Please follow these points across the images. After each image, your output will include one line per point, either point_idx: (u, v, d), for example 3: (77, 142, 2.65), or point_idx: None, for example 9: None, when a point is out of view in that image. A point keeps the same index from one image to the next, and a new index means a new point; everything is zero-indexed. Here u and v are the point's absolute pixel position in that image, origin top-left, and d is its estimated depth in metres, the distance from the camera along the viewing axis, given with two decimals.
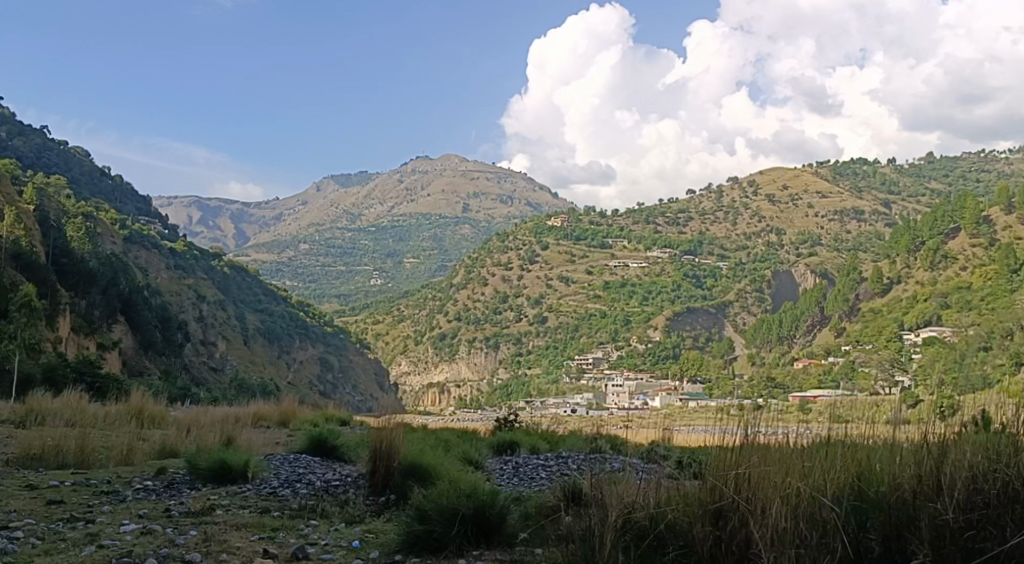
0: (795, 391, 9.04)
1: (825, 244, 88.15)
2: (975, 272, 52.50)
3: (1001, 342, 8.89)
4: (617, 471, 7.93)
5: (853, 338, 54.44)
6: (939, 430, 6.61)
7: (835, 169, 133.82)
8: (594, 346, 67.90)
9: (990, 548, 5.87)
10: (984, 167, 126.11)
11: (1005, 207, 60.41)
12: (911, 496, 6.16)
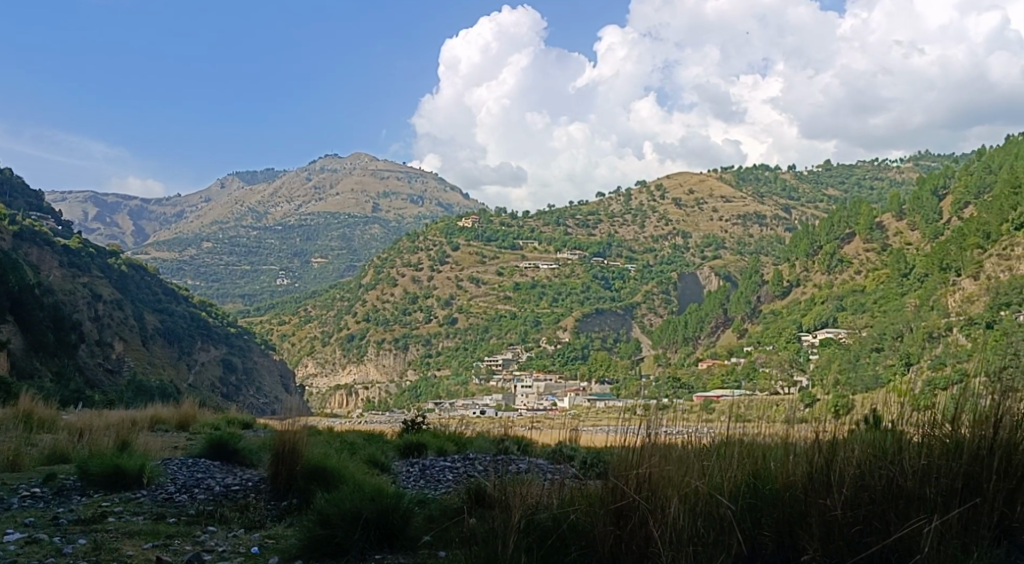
0: (699, 391, 9.18)
1: (729, 248, 90.95)
2: (869, 276, 55.44)
3: (892, 342, 9.25)
4: (523, 473, 7.97)
5: (753, 339, 56.29)
6: (834, 428, 6.77)
7: (737, 176, 137.88)
8: (504, 347, 68.03)
9: (876, 542, 6.07)
10: (876, 178, 132.72)
11: (896, 214, 64.31)
12: (805, 492, 6.32)
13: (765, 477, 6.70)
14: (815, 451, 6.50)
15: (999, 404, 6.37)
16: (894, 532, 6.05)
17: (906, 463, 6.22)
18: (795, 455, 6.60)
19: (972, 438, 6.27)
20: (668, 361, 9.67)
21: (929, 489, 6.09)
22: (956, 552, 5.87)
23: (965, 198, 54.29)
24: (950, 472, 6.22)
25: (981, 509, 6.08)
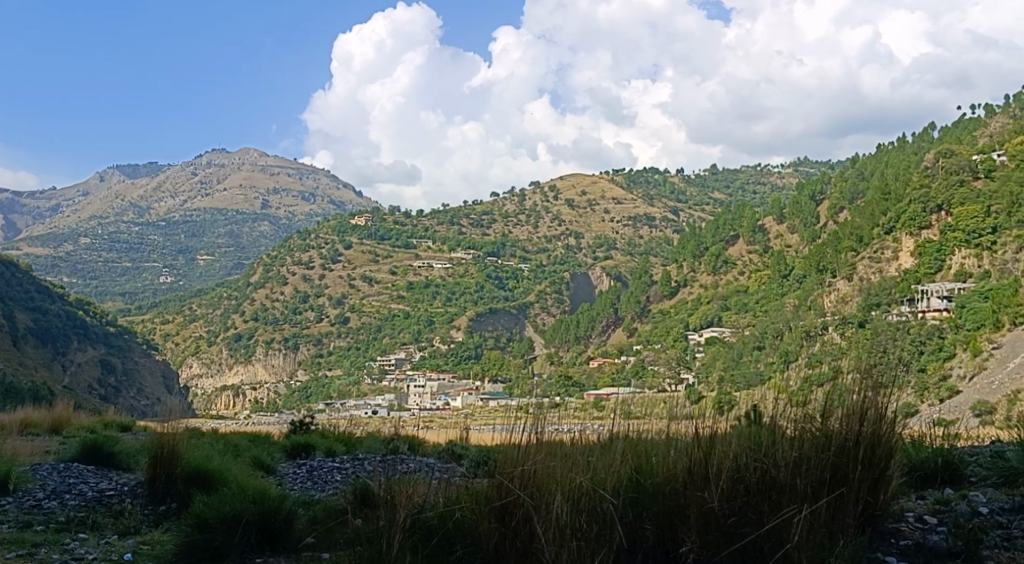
0: (589, 389, 9.32)
1: (619, 250, 93.99)
2: (752, 277, 59.57)
3: (772, 339, 9.59)
4: (412, 472, 7.94)
5: (642, 337, 58.17)
6: (716, 424, 6.92)
7: (627, 179, 142.28)
8: (396, 347, 66.82)
9: (749, 532, 6.22)
10: (756, 186, 140.62)
11: (777, 217, 69.40)
12: (684, 486, 6.43)
13: (648, 473, 6.80)
14: (695, 445, 6.61)
15: (867, 399, 6.66)
16: (767, 523, 6.20)
17: (780, 455, 6.38)
18: (675, 448, 6.72)
19: (840, 432, 6.50)
20: (561, 360, 9.78)
21: (799, 480, 6.25)
22: (823, 539, 6.06)
23: (840, 203, 61.33)
24: (825, 464, 6.43)
25: (846, 498, 6.33)
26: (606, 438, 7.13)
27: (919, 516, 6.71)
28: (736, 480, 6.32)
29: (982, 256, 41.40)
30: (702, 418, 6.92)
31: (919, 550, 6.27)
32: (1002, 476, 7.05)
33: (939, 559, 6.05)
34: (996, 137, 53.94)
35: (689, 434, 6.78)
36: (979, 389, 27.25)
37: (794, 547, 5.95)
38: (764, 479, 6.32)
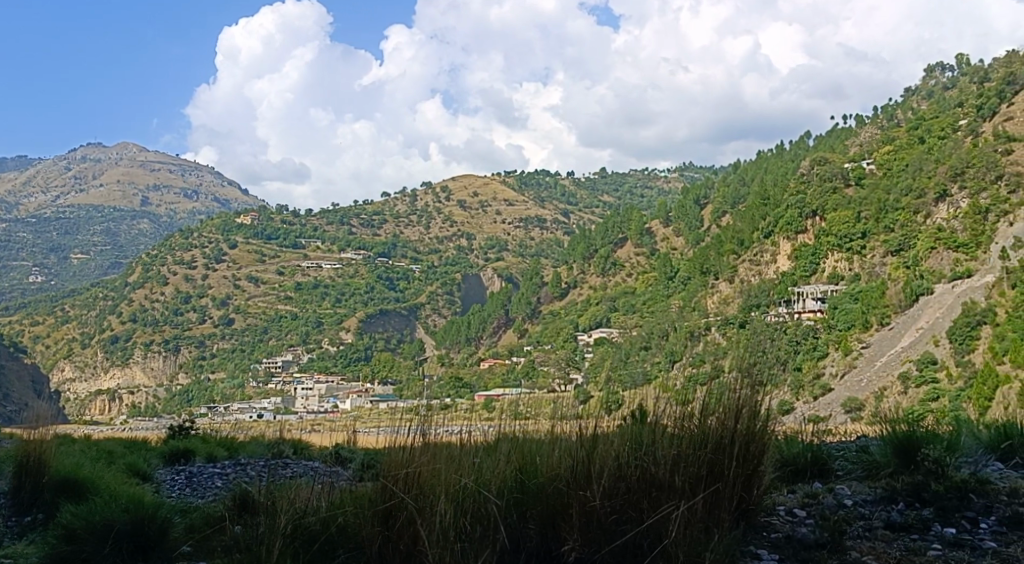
0: (480, 390, 9.35)
1: (510, 252, 96.50)
2: (639, 278, 63.82)
3: (657, 340, 9.79)
4: (296, 477, 7.78)
5: (533, 337, 60.81)
6: (603, 423, 6.91)
7: (518, 181, 145.02)
8: (283, 350, 64.54)
9: (629, 528, 6.25)
10: (643, 192, 146.96)
11: (663, 220, 73.27)
12: (566, 484, 6.42)
13: (533, 473, 6.76)
14: (578, 446, 6.63)
15: (744, 396, 6.84)
16: (647, 518, 6.25)
17: (660, 452, 6.44)
18: (561, 448, 6.71)
19: (717, 429, 6.63)
20: (452, 361, 9.77)
21: (678, 477, 6.31)
22: (699, 533, 6.15)
23: (722, 208, 64.79)
24: (706, 462, 6.53)
25: (722, 493, 6.47)
26: (495, 438, 7.08)
27: (791, 510, 6.96)
28: (617, 479, 6.34)
29: (851, 260, 46.29)
30: (592, 418, 6.93)
31: (789, 540, 6.47)
32: (867, 469, 7.40)
33: (809, 549, 6.20)
34: (866, 147, 59.06)
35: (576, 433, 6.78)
36: (849, 386, 32.25)
37: (672, 542, 5.99)
38: (643, 476, 6.37)
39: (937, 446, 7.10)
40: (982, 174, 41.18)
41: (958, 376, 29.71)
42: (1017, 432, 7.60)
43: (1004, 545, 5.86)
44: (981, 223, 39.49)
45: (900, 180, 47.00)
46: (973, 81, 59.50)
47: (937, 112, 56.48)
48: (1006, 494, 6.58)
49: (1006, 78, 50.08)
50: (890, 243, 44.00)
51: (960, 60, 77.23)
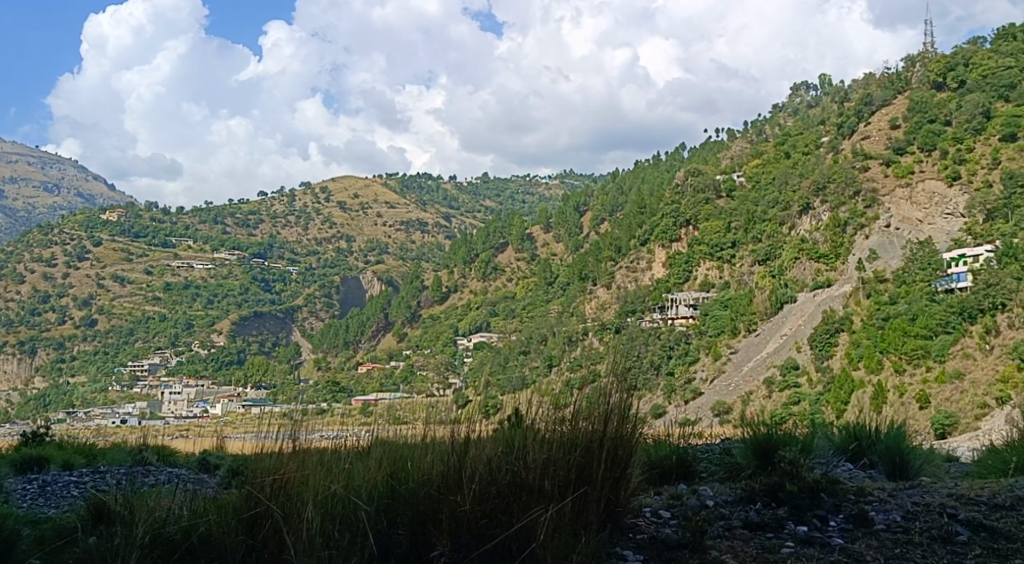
0: (357, 395, 9.17)
1: (391, 255, 98.98)
2: (519, 283, 68.08)
3: (536, 345, 9.82)
4: (159, 485, 7.50)
5: (412, 341, 61.13)
6: (478, 427, 6.53)
7: (399, 186, 147.18)
8: (152, 353, 58.50)
9: (502, 532, 5.91)
10: (523, 204, 154.79)
11: (544, 226, 79.69)
12: (438, 488, 6.03)
13: (403, 477, 6.31)
14: (450, 449, 6.20)
15: (616, 400, 6.61)
16: (518, 521, 5.93)
17: (531, 456, 6.13)
18: (434, 453, 6.28)
19: (588, 435, 6.35)
20: (329, 365, 9.65)
21: (547, 481, 6.01)
22: (569, 535, 5.90)
23: (601, 215, 72.74)
24: (577, 467, 6.24)
25: (590, 496, 6.22)
26: (368, 443, 6.70)
27: (656, 512, 7.06)
28: (489, 481, 6.01)
29: (722, 268, 51.03)
30: (467, 422, 6.55)
31: (654, 541, 6.46)
32: (728, 471, 7.66)
33: (671, 551, 6.25)
34: (736, 159, 63.53)
35: (449, 435, 6.36)
36: (720, 388, 35.80)
37: (541, 546, 5.73)
38: (514, 479, 6.05)
39: (791, 448, 7.41)
40: (841, 190, 46.43)
41: (818, 380, 33.18)
42: (865, 433, 8.04)
43: (850, 542, 6.12)
44: (841, 235, 44.70)
45: (768, 192, 51.95)
46: (833, 101, 64.93)
47: (801, 129, 61.36)
48: (854, 493, 6.93)
49: (863, 98, 55.13)
50: (757, 253, 48.92)
51: (824, 79, 83.28)
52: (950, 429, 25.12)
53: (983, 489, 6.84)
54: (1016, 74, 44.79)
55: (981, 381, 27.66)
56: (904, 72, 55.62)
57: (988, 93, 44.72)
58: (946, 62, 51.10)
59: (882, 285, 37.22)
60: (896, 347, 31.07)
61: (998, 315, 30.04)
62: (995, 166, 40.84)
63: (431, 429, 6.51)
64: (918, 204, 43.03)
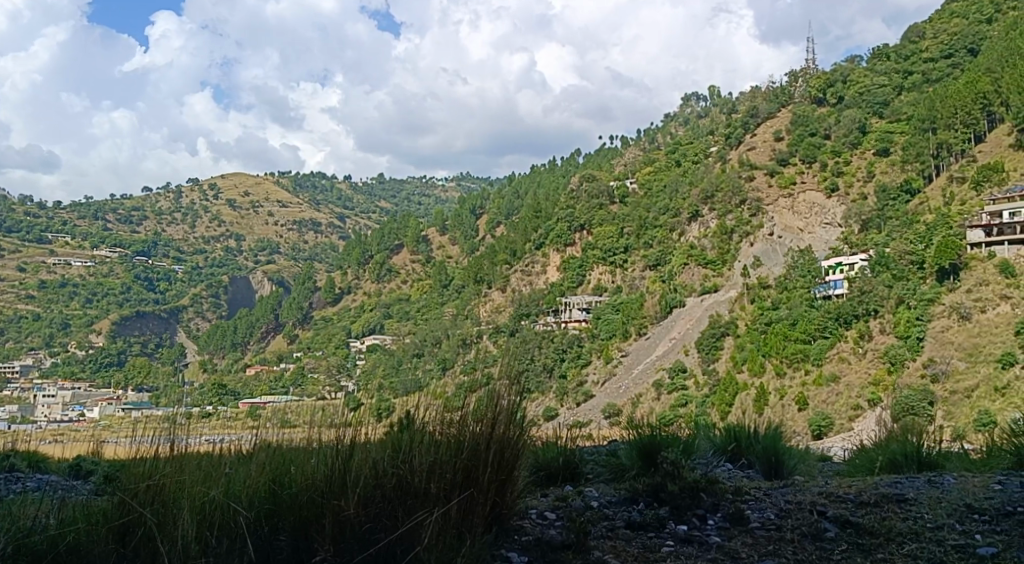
0: (245, 398, 8.87)
1: (282, 255, 98.71)
2: (413, 286, 68.93)
3: (430, 349, 9.70)
4: (33, 491, 7.16)
5: (304, 343, 59.89)
6: (370, 430, 5.41)
7: (291, 185, 146.08)
8: (22, 353, 51.83)
9: (384, 537, 4.80)
10: (417, 204, 157.46)
11: (439, 228, 81.96)
12: (322, 492, 4.88)
13: (286, 483, 5.08)
14: (335, 453, 5.07)
15: (511, 401, 5.51)
16: (401, 526, 4.83)
17: (417, 458, 5.02)
18: (320, 456, 5.10)
19: (474, 436, 5.24)
20: (215, 368, 9.39)
21: (433, 485, 4.93)
22: (454, 539, 4.84)
23: (497, 218, 76.64)
24: (468, 470, 5.11)
25: (477, 500, 5.07)
26: (252, 448, 5.43)
27: (541, 513, 6.82)
28: (373, 485, 4.91)
29: (615, 272, 52.03)
30: (359, 426, 5.40)
31: (540, 545, 6.04)
32: (614, 472, 7.77)
33: (555, 551, 5.98)
34: (629, 167, 66.47)
35: (335, 438, 5.21)
36: (610, 391, 36.97)
37: (424, 549, 4.67)
38: (399, 483, 4.96)
39: (673, 449, 7.61)
40: (728, 198, 48.33)
41: (704, 384, 34.33)
42: (744, 434, 8.34)
43: (726, 540, 6.21)
44: (727, 242, 46.53)
45: (660, 199, 53.96)
46: (721, 112, 68.26)
47: (691, 139, 64.95)
48: (731, 492, 7.10)
49: (749, 110, 57.92)
50: (648, 258, 50.25)
51: (711, 92, 87.98)
52: (827, 430, 26.29)
53: (850, 487, 7.14)
54: (888, 91, 50.00)
55: (854, 384, 28.89)
56: (788, 86, 58.93)
57: (864, 109, 49.12)
58: (827, 78, 55.50)
59: (766, 291, 39.09)
60: (777, 351, 32.69)
61: (872, 320, 31.55)
62: (870, 179, 43.70)
63: (319, 433, 5.30)
64: (800, 213, 45.98)
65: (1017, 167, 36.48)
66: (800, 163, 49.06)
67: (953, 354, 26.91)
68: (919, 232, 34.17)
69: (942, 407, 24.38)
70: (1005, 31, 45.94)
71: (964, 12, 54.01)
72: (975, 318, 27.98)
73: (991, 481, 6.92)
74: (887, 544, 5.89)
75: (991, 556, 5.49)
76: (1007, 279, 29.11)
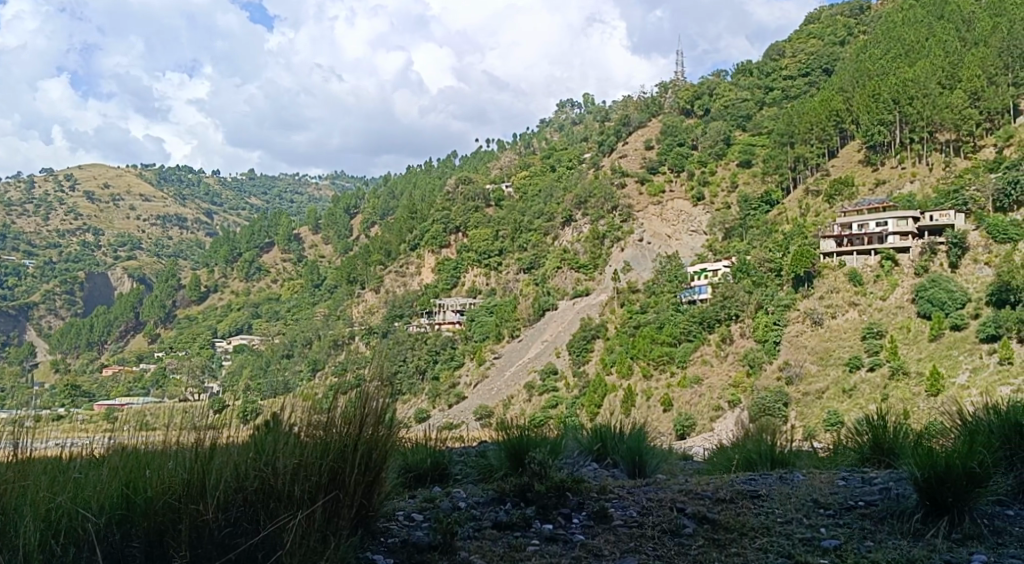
0: (100, 399, 8.43)
1: (144, 251, 94.89)
2: (284, 286, 67.75)
3: (299, 348, 9.49)
4: None
5: (166, 342, 57.64)
6: (233, 434, 5.03)
7: (155, 179, 140.31)
8: None
9: (244, 542, 4.48)
10: (290, 203, 154.83)
11: (312, 227, 81.11)
12: (178, 497, 4.45)
13: (142, 486, 4.61)
14: (192, 457, 4.66)
15: (378, 404, 5.31)
16: (263, 529, 4.54)
17: (278, 460, 4.72)
18: (178, 457, 4.67)
19: (341, 439, 5.01)
20: (67, 369, 8.87)
21: (297, 486, 4.66)
22: (317, 543, 4.60)
23: (371, 219, 76.40)
24: (332, 470, 4.87)
25: (342, 501, 4.88)
26: (105, 452, 4.95)
27: (409, 515, 6.73)
28: (234, 488, 4.57)
29: (489, 275, 52.27)
30: (222, 428, 5.00)
31: (405, 548, 5.94)
32: (483, 472, 7.82)
33: (421, 553, 5.91)
34: (505, 170, 67.61)
35: (195, 441, 4.80)
36: (483, 393, 37.44)
37: (285, 554, 4.41)
38: (262, 485, 4.64)
39: (541, 449, 7.69)
40: (601, 204, 49.69)
41: (574, 385, 34.97)
42: (610, 434, 8.54)
43: (590, 538, 6.29)
44: (599, 247, 47.48)
45: (534, 205, 55.14)
46: (594, 120, 70.28)
47: (565, 145, 66.65)
48: (595, 490, 7.22)
49: (622, 118, 59.68)
50: (523, 261, 50.90)
51: (586, 101, 90.66)
52: (689, 430, 27.36)
53: (708, 485, 7.41)
54: (750, 106, 52.62)
55: (716, 385, 30.22)
56: (658, 97, 61.10)
57: (729, 122, 51.88)
58: (695, 92, 57.89)
59: (635, 295, 40.44)
60: (644, 354, 33.69)
61: (732, 324, 32.93)
62: (733, 189, 46.16)
63: (180, 434, 4.88)
64: (667, 221, 47.29)
65: (865, 181, 38.31)
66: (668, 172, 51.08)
67: (806, 358, 28.42)
68: (777, 241, 36.05)
69: (795, 407, 25.80)
70: (855, 53, 49.00)
71: (820, 34, 57.43)
72: (826, 324, 29.62)
73: (835, 477, 7.32)
74: (741, 538, 6.10)
75: (834, 548, 5.71)
76: (856, 287, 30.58)
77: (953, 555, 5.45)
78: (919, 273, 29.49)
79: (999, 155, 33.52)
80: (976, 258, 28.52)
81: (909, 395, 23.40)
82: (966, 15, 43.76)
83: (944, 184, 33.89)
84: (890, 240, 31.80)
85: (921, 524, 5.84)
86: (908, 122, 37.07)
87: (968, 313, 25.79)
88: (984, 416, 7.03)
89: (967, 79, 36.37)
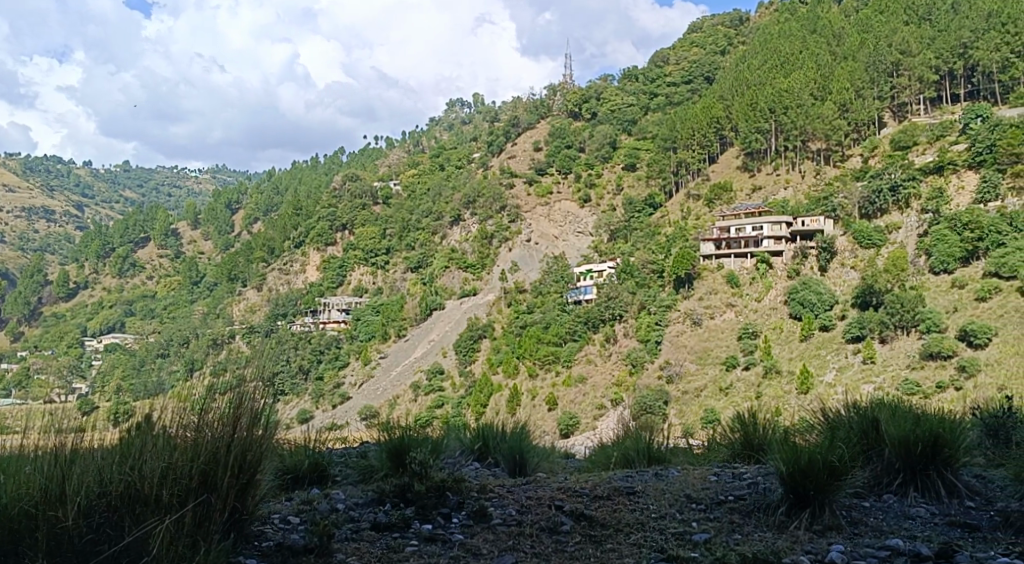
0: None
1: (6, 244, 89.53)
2: (159, 283, 65.29)
3: (174, 348, 9.15)
4: None
5: (29, 341, 54.41)
6: (101, 436, 4.73)
7: (21, 169, 132.82)
8: None
9: (106, 549, 4.23)
10: (169, 197, 149.68)
11: (191, 222, 78.51)
12: (35, 504, 4.21)
13: None
14: (53, 463, 4.36)
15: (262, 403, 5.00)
16: (127, 535, 4.28)
17: (144, 462, 4.44)
18: (35, 462, 4.40)
19: (216, 439, 4.70)
20: None
21: (164, 490, 4.39)
22: (186, 549, 4.33)
23: (254, 215, 74.58)
24: (203, 471, 4.58)
25: (214, 506, 4.60)
26: None
27: (284, 518, 6.56)
28: (96, 493, 4.32)
29: (376, 274, 51.67)
30: (90, 430, 4.69)
31: (283, 552, 5.76)
32: (363, 473, 7.71)
33: (296, 555, 5.78)
34: (392, 167, 67.13)
35: (56, 443, 4.51)
36: (367, 394, 37.02)
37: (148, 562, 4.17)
38: (127, 490, 4.37)
39: (422, 448, 7.63)
40: (489, 204, 49.87)
41: (461, 385, 35.02)
42: (492, 433, 8.56)
43: (468, 537, 6.28)
44: (488, 247, 47.58)
45: (422, 203, 54.99)
46: (482, 122, 70.74)
47: (454, 144, 66.81)
48: (475, 490, 7.20)
49: (511, 119, 60.37)
50: (410, 260, 50.57)
51: (475, 100, 91.14)
52: (573, 429, 27.77)
53: (586, 482, 7.52)
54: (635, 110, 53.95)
55: (599, 384, 30.70)
56: (547, 100, 62.01)
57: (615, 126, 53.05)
58: (582, 95, 58.97)
59: (522, 296, 40.90)
60: (532, 353, 34.02)
61: (616, 324, 33.53)
62: (619, 192, 47.37)
63: (40, 438, 4.56)
64: (554, 222, 48.05)
65: (743, 187, 39.78)
66: (555, 173, 51.87)
67: (686, 357, 29.24)
68: (660, 244, 37.10)
69: (675, 406, 26.51)
70: (734, 63, 50.91)
71: (701, 43, 59.42)
72: (706, 324, 30.58)
73: (708, 473, 7.55)
74: (616, 534, 6.21)
75: (704, 542, 5.87)
76: (733, 289, 31.71)
77: (813, 545, 5.66)
78: (792, 276, 30.73)
79: (865, 164, 35.30)
80: (843, 262, 29.94)
81: (782, 392, 24.38)
82: (836, 30, 45.94)
83: (815, 191, 35.49)
84: (765, 244, 32.96)
85: (786, 517, 6.05)
86: (783, 131, 38.67)
87: (836, 314, 27.14)
88: (845, 412, 7.36)
89: (837, 91, 38.12)
